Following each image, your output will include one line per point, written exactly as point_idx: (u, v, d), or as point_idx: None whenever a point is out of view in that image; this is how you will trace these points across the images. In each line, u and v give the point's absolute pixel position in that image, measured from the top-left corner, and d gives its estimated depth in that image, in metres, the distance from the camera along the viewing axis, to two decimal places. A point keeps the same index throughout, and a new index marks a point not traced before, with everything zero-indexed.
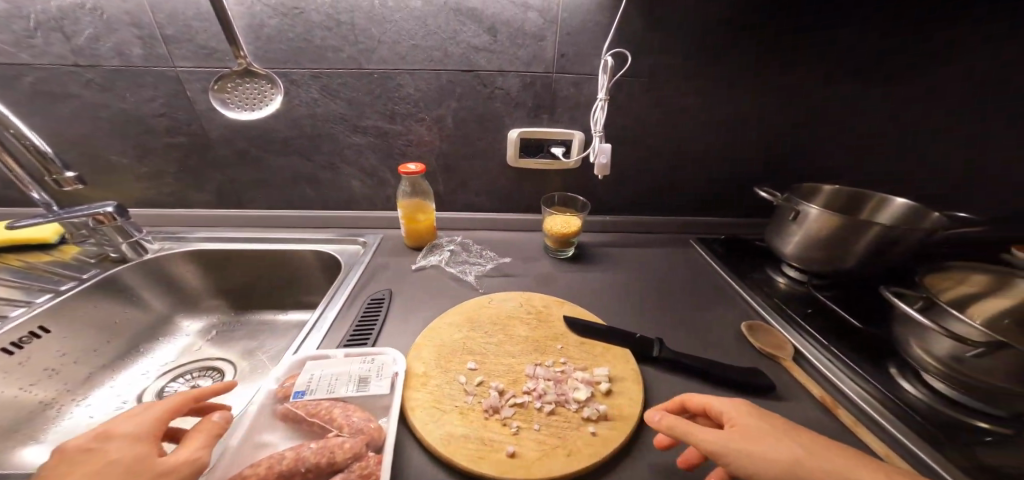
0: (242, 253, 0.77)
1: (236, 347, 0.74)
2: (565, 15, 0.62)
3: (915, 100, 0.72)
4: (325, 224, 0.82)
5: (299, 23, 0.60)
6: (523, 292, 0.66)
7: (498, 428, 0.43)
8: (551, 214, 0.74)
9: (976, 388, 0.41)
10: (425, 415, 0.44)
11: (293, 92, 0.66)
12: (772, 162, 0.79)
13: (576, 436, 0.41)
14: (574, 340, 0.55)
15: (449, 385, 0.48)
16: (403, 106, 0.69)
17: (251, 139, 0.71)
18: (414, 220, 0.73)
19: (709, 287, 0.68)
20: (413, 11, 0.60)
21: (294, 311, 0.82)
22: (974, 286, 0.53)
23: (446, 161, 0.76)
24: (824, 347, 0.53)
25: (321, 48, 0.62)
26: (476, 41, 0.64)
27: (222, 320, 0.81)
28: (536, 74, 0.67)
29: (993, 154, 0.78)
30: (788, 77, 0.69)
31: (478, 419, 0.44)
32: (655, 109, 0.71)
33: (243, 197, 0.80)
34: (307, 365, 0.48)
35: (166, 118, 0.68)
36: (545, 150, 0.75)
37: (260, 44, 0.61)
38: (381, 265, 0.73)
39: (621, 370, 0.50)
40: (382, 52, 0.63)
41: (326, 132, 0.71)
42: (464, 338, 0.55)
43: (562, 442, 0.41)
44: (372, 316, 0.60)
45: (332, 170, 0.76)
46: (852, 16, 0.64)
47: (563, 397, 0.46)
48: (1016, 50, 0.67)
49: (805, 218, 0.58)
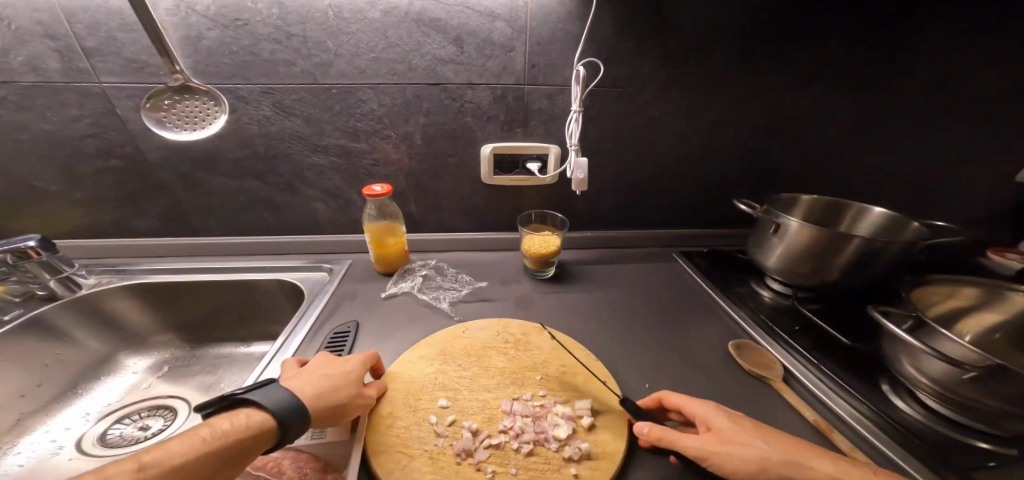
0: (194, 284, 0.70)
1: (191, 383, 0.66)
2: (533, 24, 0.60)
3: (880, 107, 0.74)
4: (287, 250, 0.75)
5: (244, 35, 0.55)
6: (501, 320, 0.60)
7: (472, 474, 0.37)
8: (528, 234, 0.70)
9: (973, 407, 0.39)
10: (391, 463, 0.38)
11: (241, 109, 0.60)
12: (749, 172, 0.79)
13: None
14: (555, 368, 0.50)
15: (419, 426, 0.42)
16: (366, 123, 0.64)
17: (197, 161, 0.65)
18: (382, 245, 0.68)
19: (693, 301, 0.66)
20: (372, 22, 0.57)
21: (256, 343, 0.74)
22: (961, 301, 0.52)
23: (416, 180, 0.72)
24: (814, 365, 0.50)
25: (271, 62, 0.58)
26: (442, 53, 0.61)
27: (176, 354, 0.72)
28: (507, 87, 0.65)
29: (953, 157, 0.81)
30: (758, 86, 0.69)
31: (450, 464, 0.38)
32: (631, 121, 0.70)
33: (194, 223, 0.72)
34: None
35: (96, 139, 0.61)
36: (520, 166, 0.72)
37: (199, 58, 0.56)
38: (347, 294, 0.67)
39: (606, 399, 0.46)
40: (339, 66, 0.59)
41: (282, 152, 0.65)
42: (437, 372, 0.50)
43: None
44: (335, 348, 0.54)
45: (291, 193, 0.70)
46: (819, 26, 0.65)
47: (542, 436, 0.41)
48: (967, 59, 0.70)
49: (785, 231, 0.56)
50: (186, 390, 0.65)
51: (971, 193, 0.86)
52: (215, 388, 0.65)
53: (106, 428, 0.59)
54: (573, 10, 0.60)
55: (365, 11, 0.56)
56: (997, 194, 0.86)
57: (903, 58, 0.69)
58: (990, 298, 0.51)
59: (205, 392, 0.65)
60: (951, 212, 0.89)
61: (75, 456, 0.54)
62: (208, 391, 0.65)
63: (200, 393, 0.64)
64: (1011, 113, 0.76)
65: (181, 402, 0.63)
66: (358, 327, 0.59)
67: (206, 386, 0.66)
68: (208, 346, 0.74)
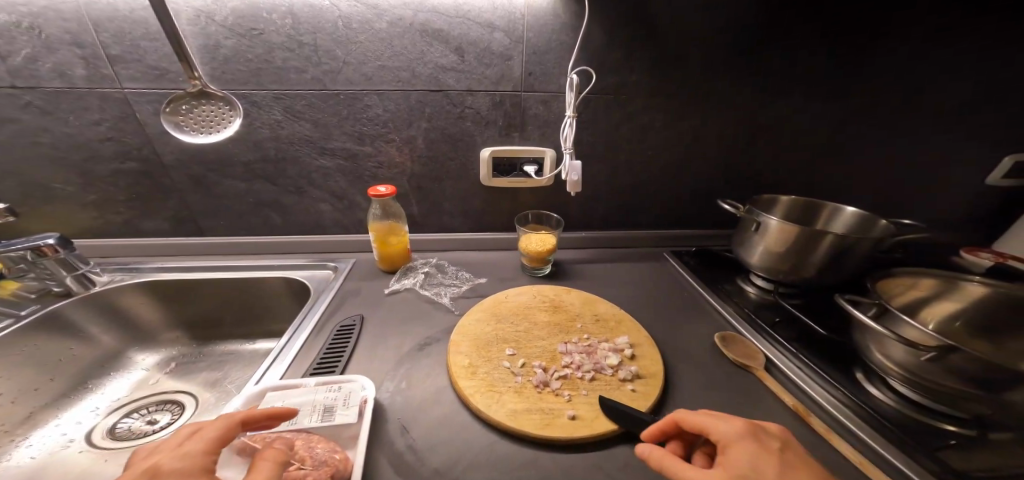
0: (204, 282, 0.72)
1: (197, 380, 0.69)
2: (530, 35, 0.64)
3: (859, 114, 0.78)
4: (293, 249, 0.78)
5: (258, 44, 0.58)
6: (532, 286, 0.70)
7: (552, 399, 0.47)
8: (526, 233, 0.74)
9: (936, 391, 0.41)
10: (486, 399, 0.47)
11: (253, 114, 0.64)
12: (736, 175, 0.82)
13: (620, 394, 0.47)
14: (590, 319, 0.61)
15: (497, 370, 0.51)
16: (371, 127, 0.68)
17: (209, 163, 0.68)
18: (386, 244, 0.71)
19: (683, 298, 0.69)
20: (378, 32, 0.60)
21: (262, 339, 0.76)
22: (923, 290, 0.55)
23: (418, 183, 0.75)
24: (792, 354, 0.53)
25: (282, 69, 0.61)
26: (443, 61, 0.64)
27: (183, 351, 0.74)
28: (504, 93, 0.68)
29: (926, 161, 0.85)
30: (742, 93, 0.73)
31: (532, 394, 0.48)
32: (623, 126, 0.74)
33: (204, 223, 0.75)
34: (267, 396, 0.46)
35: (114, 142, 0.64)
36: (517, 169, 0.75)
37: (217, 64, 0.59)
38: (352, 291, 0.69)
39: (638, 338, 0.57)
40: (347, 73, 0.63)
41: (291, 155, 0.68)
42: (495, 329, 0.59)
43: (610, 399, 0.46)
44: (340, 343, 0.57)
45: (298, 194, 0.73)
46: (798, 36, 0.69)
47: (599, 365, 0.52)
48: (937, 70, 0.74)
49: (765, 229, 0.60)
50: (191, 386, 0.68)
51: (943, 197, 0.91)
52: (219, 384, 0.68)
53: (115, 422, 0.61)
54: (568, 22, 0.64)
55: (372, 22, 0.60)
56: (967, 197, 0.91)
57: (877, 68, 0.73)
58: (948, 287, 0.55)
59: (210, 387, 0.67)
60: (925, 214, 0.93)
61: (85, 448, 0.56)
62: (213, 387, 0.67)
63: (205, 388, 0.67)
64: (978, 120, 0.81)
65: (187, 396, 0.66)
66: (363, 321, 0.62)
67: (210, 382, 0.68)
68: (214, 343, 0.76)
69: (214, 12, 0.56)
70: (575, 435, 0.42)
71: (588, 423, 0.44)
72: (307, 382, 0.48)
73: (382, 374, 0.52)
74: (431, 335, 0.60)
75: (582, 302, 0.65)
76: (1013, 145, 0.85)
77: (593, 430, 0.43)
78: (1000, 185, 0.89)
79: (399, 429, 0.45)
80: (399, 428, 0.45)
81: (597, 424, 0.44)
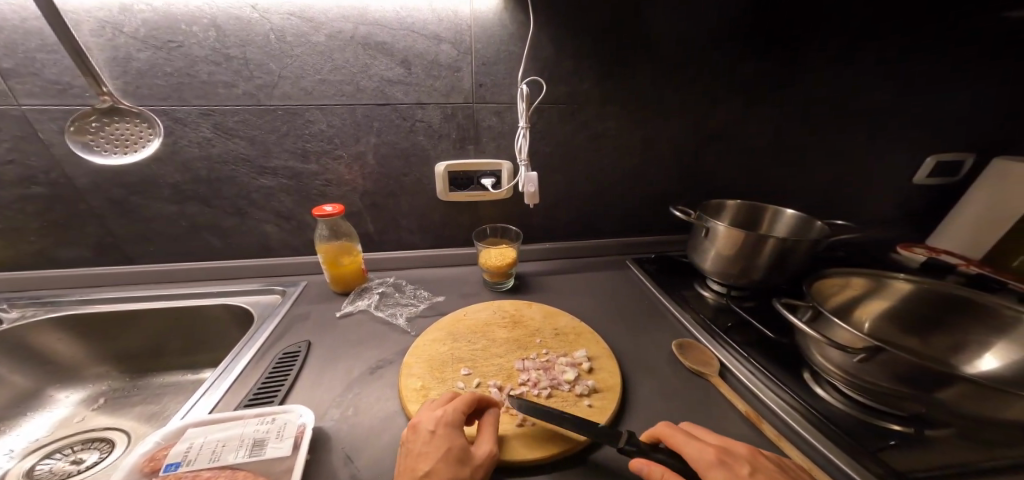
0: (130, 312, 0.65)
1: (132, 414, 0.62)
2: (478, 46, 0.64)
3: (798, 119, 0.82)
4: (236, 274, 0.72)
5: (178, 57, 0.55)
6: (494, 302, 0.68)
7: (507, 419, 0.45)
8: (484, 249, 0.72)
9: (875, 391, 0.42)
10: None
11: (179, 131, 0.59)
12: (690, 182, 0.85)
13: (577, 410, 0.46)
14: (550, 333, 0.60)
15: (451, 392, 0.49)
16: (316, 143, 0.65)
17: (133, 184, 0.63)
18: (336, 264, 0.67)
19: (643, 305, 0.69)
20: (316, 45, 0.58)
21: (205, 368, 0.71)
22: (858, 289, 0.58)
23: (372, 200, 0.72)
24: (745, 358, 0.53)
25: (209, 84, 0.57)
26: (390, 74, 0.62)
27: (114, 385, 0.67)
28: (456, 105, 0.67)
29: (862, 163, 0.91)
30: (690, 99, 0.75)
31: None
32: (578, 137, 0.74)
33: (132, 249, 0.69)
34: (188, 432, 0.41)
35: (17, 165, 0.58)
36: (475, 182, 0.74)
37: (129, 78, 0.55)
38: (301, 315, 0.65)
39: (596, 350, 0.56)
40: (284, 88, 0.60)
41: (227, 175, 0.64)
42: (451, 348, 0.56)
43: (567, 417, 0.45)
44: (283, 370, 0.53)
45: (238, 216, 0.68)
46: (736, 45, 0.72)
47: (556, 381, 0.50)
48: (861, 79, 0.80)
49: (714, 234, 0.61)
50: (125, 421, 0.61)
51: (880, 197, 0.97)
52: (159, 417, 0.62)
53: (33, 464, 0.54)
54: (514, 32, 0.64)
55: (309, 35, 0.57)
56: (900, 197, 0.98)
57: (810, 76, 0.77)
58: (883, 285, 0.57)
59: (148, 421, 0.61)
60: (866, 213, 0.99)
61: None
62: (151, 421, 0.61)
63: (142, 422, 0.61)
64: (902, 123, 0.87)
65: (119, 433, 0.59)
66: (309, 347, 0.58)
67: (148, 415, 0.62)
68: (152, 374, 0.69)
69: (122, 22, 0.52)
70: (528, 459, 0.40)
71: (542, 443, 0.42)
72: (238, 414, 0.43)
73: (327, 403, 0.48)
74: (385, 357, 0.57)
75: (542, 315, 0.64)
76: (935, 147, 0.92)
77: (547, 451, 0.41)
78: (927, 183, 0.96)
79: (343, 459, 0.41)
80: (342, 459, 0.41)
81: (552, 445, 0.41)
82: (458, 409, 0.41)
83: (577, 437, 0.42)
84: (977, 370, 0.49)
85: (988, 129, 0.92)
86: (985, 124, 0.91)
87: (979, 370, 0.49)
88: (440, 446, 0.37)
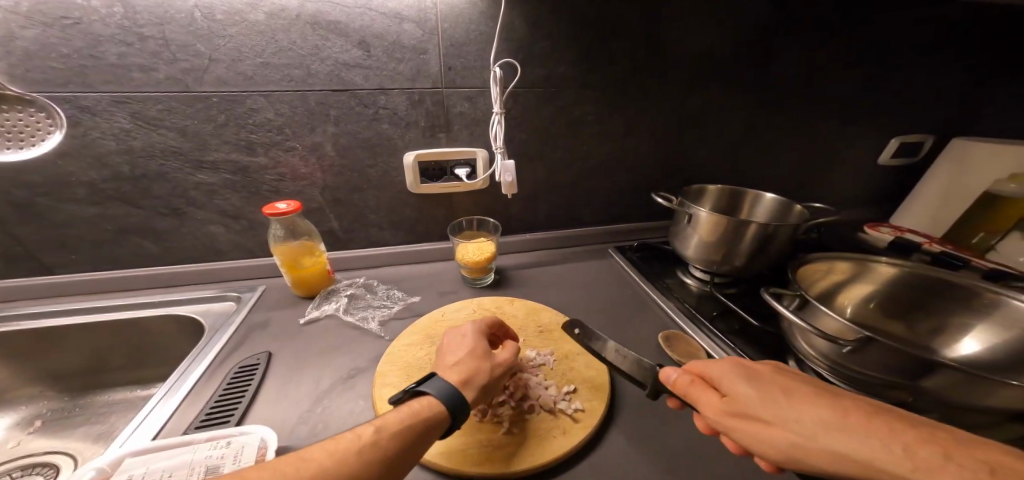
0: (55, 328, 0.57)
1: (76, 435, 0.55)
2: (445, 25, 0.58)
3: (773, 103, 0.82)
4: (182, 280, 0.65)
5: (77, 36, 0.46)
6: (473, 299, 0.64)
7: (492, 428, 0.42)
8: (461, 243, 0.67)
9: (859, 379, 0.42)
10: None
11: (88, 121, 0.51)
12: (669, 168, 0.83)
13: (565, 416, 0.43)
14: (533, 331, 0.57)
15: None
16: (262, 134, 0.58)
17: (39, 184, 0.54)
18: (296, 267, 0.60)
19: (626, 295, 0.68)
20: (255, 25, 0.51)
21: (158, 382, 0.64)
22: (840, 274, 0.58)
23: (334, 195, 0.66)
24: (731, 347, 0.52)
25: (121, 68, 0.49)
26: (345, 57, 0.56)
27: (51, 406, 0.59)
28: (423, 91, 0.61)
29: (832, 145, 0.92)
30: (667, 86, 0.73)
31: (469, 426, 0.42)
32: (556, 124, 0.70)
33: (50, 258, 0.60)
34: (126, 464, 0.35)
35: None
36: (448, 173, 0.69)
37: (15, 60, 0.46)
38: (259, 323, 0.58)
39: (580, 346, 0.54)
40: (218, 72, 0.52)
41: (158, 170, 0.56)
42: (429, 353, 0.52)
43: (555, 423, 0.42)
44: (241, 384, 0.47)
45: (177, 216, 0.61)
46: (714, 27, 0.69)
47: (540, 386, 0.47)
48: (833, 62, 0.80)
49: (697, 221, 0.60)
50: (69, 443, 0.54)
51: (848, 178, 0.99)
52: (109, 436, 0.55)
53: None
54: (485, 10, 0.58)
55: (245, 12, 0.50)
56: (867, 177, 1.01)
57: (785, 60, 0.77)
58: (863, 269, 0.58)
59: (96, 442, 0.54)
60: (836, 193, 1.02)
61: None
62: (99, 441, 0.54)
63: (88, 444, 0.54)
64: (870, 107, 0.89)
65: (63, 456, 0.52)
66: (270, 359, 0.52)
67: (95, 436, 0.55)
68: (93, 392, 0.61)
69: None
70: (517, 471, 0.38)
71: (531, 452, 0.39)
72: (187, 440, 0.38)
73: (293, 420, 0.44)
74: (356, 366, 0.52)
75: (524, 312, 0.61)
76: (899, 129, 0.95)
77: (536, 461, 0.38)
78: (891, 165, 0.99)
79: None
80: None
81: (541, 453, 0.39)
82: (482, 326, 0.48)
83: (565, 444, 0.40)
84: (959, 354, 0.51)
85: (947, 112, 0.95)
86: (944, 107, 0.94)
87: (960, 354, 0.51)
88: (466, 347, 0.45)
